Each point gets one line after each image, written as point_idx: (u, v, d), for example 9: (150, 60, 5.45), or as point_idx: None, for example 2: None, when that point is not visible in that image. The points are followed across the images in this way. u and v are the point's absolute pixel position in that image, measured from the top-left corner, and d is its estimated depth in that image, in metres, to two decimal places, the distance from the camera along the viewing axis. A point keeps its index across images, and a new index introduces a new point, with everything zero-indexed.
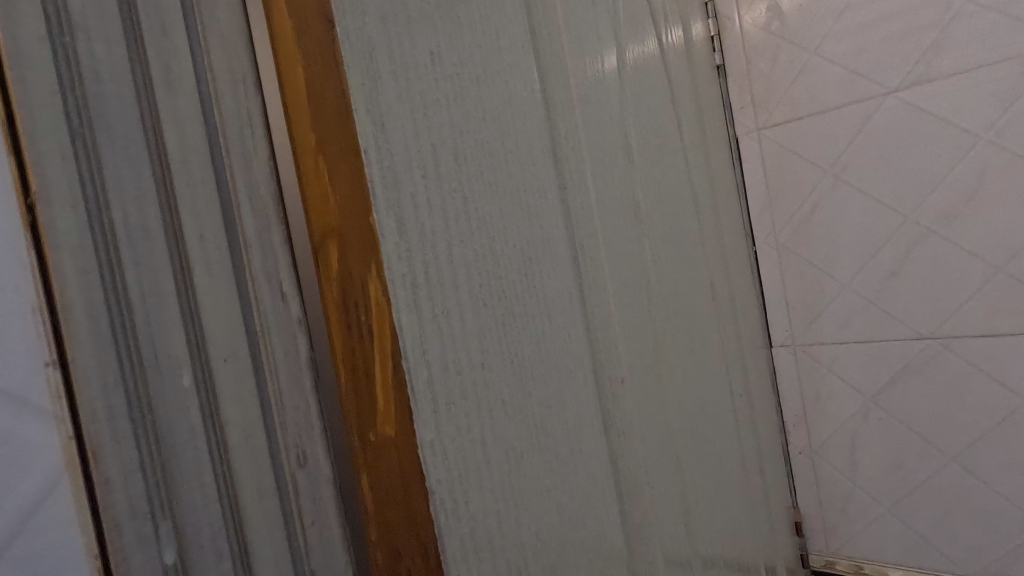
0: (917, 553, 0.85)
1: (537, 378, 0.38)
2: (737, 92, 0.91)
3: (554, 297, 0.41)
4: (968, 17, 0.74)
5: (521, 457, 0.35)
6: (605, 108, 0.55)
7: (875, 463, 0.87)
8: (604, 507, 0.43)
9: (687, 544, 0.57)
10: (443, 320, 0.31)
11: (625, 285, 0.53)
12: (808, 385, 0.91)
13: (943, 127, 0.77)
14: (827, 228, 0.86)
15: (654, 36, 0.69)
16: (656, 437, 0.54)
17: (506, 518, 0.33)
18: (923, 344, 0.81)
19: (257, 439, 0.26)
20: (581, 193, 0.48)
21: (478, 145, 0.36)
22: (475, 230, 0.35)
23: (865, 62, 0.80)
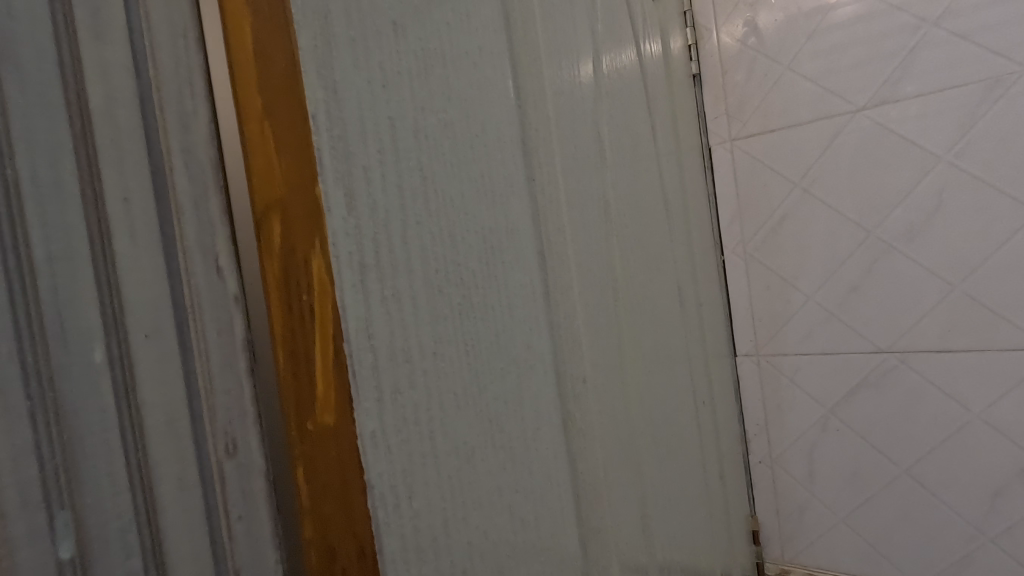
0: (866, 559, 0.98)
1: (495, 372, 0.36)
2: (712, 101, 1.06)
3: (517, 288, 0.40)
4: (886, 85, 0.90)
5: (473, 452, 0.33)
6: (580, 107, 0.57)
7: (832, 471, 1.00)
8: (559, 506, 0.42)
9: (641, 541, 0.59)
10: (393, 305, 0.30)
11: (590, 280, 0.54)
12: (769, 393, 1.05)
13: (908, 146, 0.90)
14: (794, 238, 1.00)
15: (633, 44, 0.76)
16: (616, 436, 0.56)
17: (455, 517, 0.32)
18: (882, 357, 0.94)
19: (180, 424, 0.24)
20: (551, 187, 0.48)
21: (443, 123, 0.34)
22: (435, 213, 0.33)
23: (832, 81, 0.94)
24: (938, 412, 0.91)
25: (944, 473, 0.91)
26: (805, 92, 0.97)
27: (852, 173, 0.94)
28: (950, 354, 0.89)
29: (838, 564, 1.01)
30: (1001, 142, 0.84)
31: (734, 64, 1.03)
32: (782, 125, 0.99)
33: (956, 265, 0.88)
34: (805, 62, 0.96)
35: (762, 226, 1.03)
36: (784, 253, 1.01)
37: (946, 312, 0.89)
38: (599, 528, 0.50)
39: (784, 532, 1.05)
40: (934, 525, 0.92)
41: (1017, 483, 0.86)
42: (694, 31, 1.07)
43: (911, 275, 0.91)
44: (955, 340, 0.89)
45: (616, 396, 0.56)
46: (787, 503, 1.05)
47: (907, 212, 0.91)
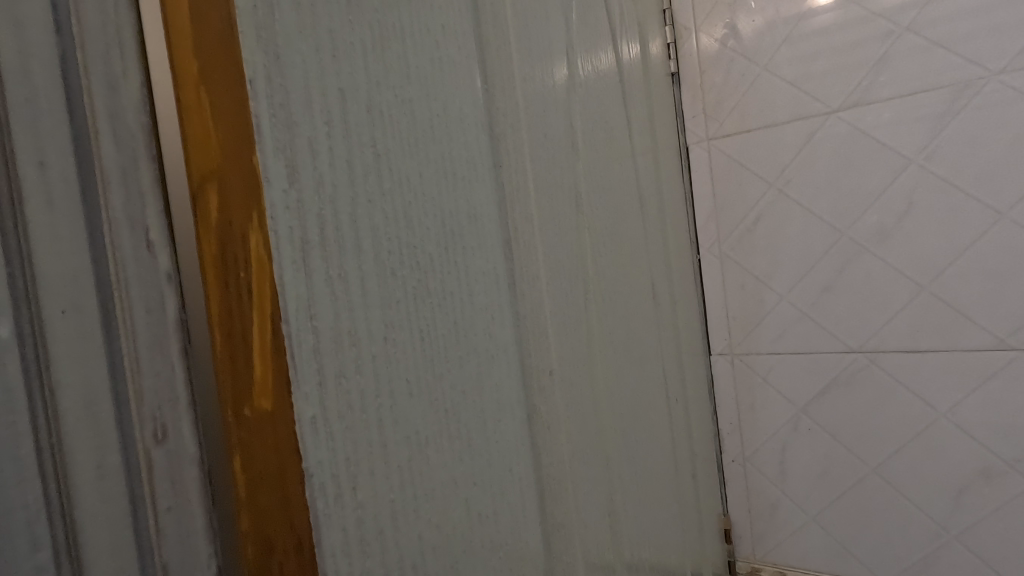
0: (836, 557, 0.99)
1: (451, 361, 0.35)
2: (690, 100, 1.06)
3: (478, 276, 0.39)
4: (859, 86, 0.91)
5: (426, 443, 0.32)
6: (552, 97, 0.56)
7: (803, 470, 1.01)
8: (520, 501, 0.41)
9: (607, 538, 0.58)
10: (340, 285, 0.28)
11: (558, 272, 0.53)
12: (742, 392, 1.05)
13: (880, 148, 0.91)
14: (769, 238, 1.01)
15: (609, 40, 0.76)
16: (584, 432, 0.55)
17: (405, 509, 0.30)
18: (853, 357, 0.95)
19: (101, 408, 0.23)
20: (518, 174, 0.47)
21: (400, 101, 0.33)
22: (388, 192, 0.31)
23: (807, 82, 0.95)
24: (906, 411, 0.92)
25: (911, 471, 0.92)
26: (781, 93, 0.97)
27: (826, 174, 0.95)
28: (917, 354, 0.90)
29: (809, 562, 1.01)
30: (968, 145, 0.85)
31: (712, 64, 1.03)
32: (759, 126, 1.00)
33: (925, 266, 0.89)
34: (781, 62, 0.97)
35: (737, 226, 1.04)
36: (759, 253, 1.02)
37: (915, 313, 0.90)
38: (563, 525, 0.49)
39: (755, 531, 1.06)
40: (901, 523, 0.93)
41: (980, 481, 0.87)
42: (673, 29, 1.07)
43: (882, 275, 0.92)
44: (923, 340, 0.90)
45: (584, 391, 0.55)
46: (759, 502, 1.05)
47: (879, 213, 0.91)
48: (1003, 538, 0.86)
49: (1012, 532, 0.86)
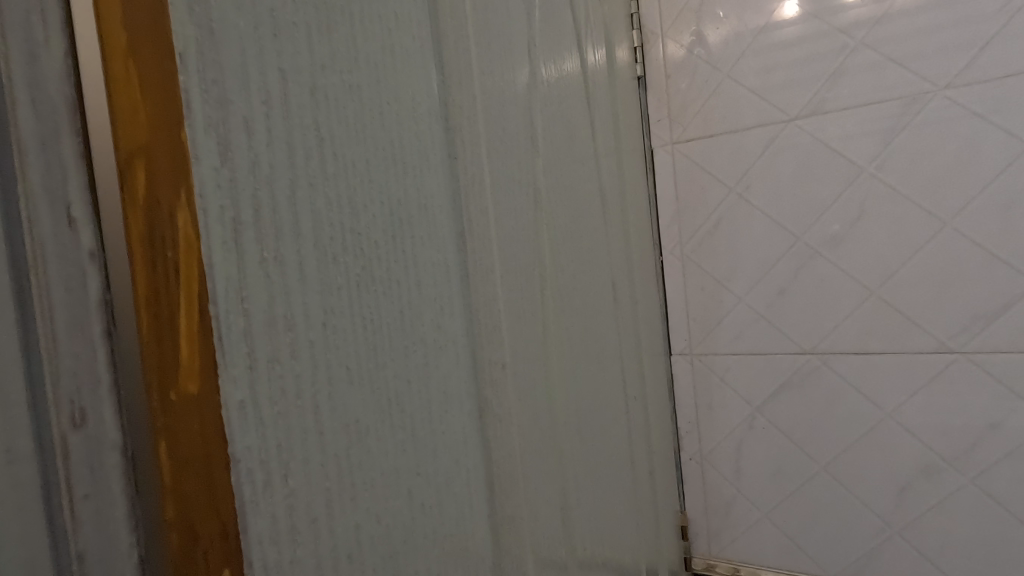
0: (787, 554, 1.02)
1: (396, 350, 0.35)
2: (656, 104, 1.08)
3: (427, 266, 0.39)
4: (816, 95, 0.94)
5: (366, 432, 0.32)
6: (512, 92, 0.56)
7: (757, 468, 1.04)
8: (467, 492, 0.41)
9: (559, 534, 0.58)
10: (274, 268, 0.27)
11: (514, 266, 0.53)
12: (701, 391, 1.08)
13: (834, 156, 0.93)
14: (728, 242, 1.03)
15: (574, 42, 0.76)
16: (537, 428, 0.55)
17: (341, 498, 0.30)
18: (805, 358, 0.98)
19: (13, 391, 0.21)
20: (474, 166, 0.47)
21: (347, 85, 0.33)
22: (331, 176, 0.31)
23: (767, 90, 0.98)
24: (854, 411, 0.95)
25: (857, 469, 0.95)
26: (742, 99, 1.00)
27: (782, 181, 0.98)
28: (866, 356, 0.93)
29: (761, 558, 1.04)
30: (916, 155, 0.88)
31: (678, 70, 1.06)
32: (721, 131, 1.02)
33: (875, 272, 0.92)
34: (742, 70, 1.00)
35: (699, 228, 1.06)
36: (719, 255, 1.04)
37: (864, 316, 0.93)
38: (512, 518, 0.48)
39: (711, 528, 1.09)
40: (848, 520, 0.97)
41: (922, 479, 0.91)
42: (641, 34, 1.09)
43: (833, 279, 0.95)
44: (871, 343, 0.93)
45: (537, 387, 0.56)
46: (715, 499, 1.08)
47: (832, 220, 0.94)
48: (942, 534, 0.90)
49: (950, 528, 0.89)
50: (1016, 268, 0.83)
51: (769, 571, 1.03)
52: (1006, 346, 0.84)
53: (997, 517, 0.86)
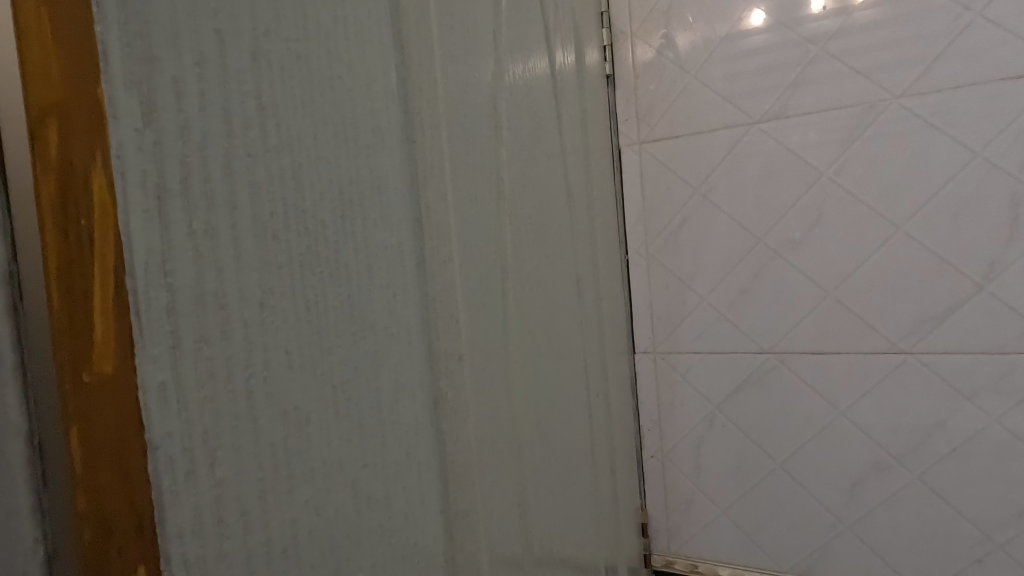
0: (744, 551, 1.04)
1: (342, 335, 0.33)
2: (624, 104, 1.09)
3: (379, 250, 0.37)
4: (779, 99, 0.96)
5: (307, 420, 0.30)
6: (476, 80, 0.55)
7: (716, 466, 1.05)
8: (418, 486, 0.40)
9: (516, 531, 0.57)
10: (205, 241, 0.25)
11: (473, 256, 0.52)
12: (663, 389, 1.09)
13: (795, 159, 0.95)
14: (692, 242, 1.04)
15: (542, 35, 0.76)
16: (495, 423, 0.54)
17: (277, 490, 0.28)
18: (764, 357, 1.00)
19: None
20: (433, 151, 0.46)
21: (294, 54, 0.31)
22: (273, 149, 0.29)
23: (733, 92, 0.99)
24: (811, 410, 0.97)
25: (811, 467, 0.97)
26: (708, 101, 1.01)
27: (744, 184, 0.99)
28: (822, 355, 0.95)
29: (718, 555, 1.06)
30: (873, 161, 0.90)
31: (646, 70, 1.06)
32: (687, 132, 1.03)
33: (832, 274, 0.94)
34: (709, 73, 1.01)
35: (664, 228, 1.07)
36: (683, 255, 1.05)
37: (821, 317, 0.95)
38: (467, 514, 0.47)
39: (671, 524, 1.10)
40: (802, 517, 0.99)
41: (872, 476, 0.93)
42: (611, 32, 1.09)
43: (792, 281, 0.97)
44: (827, 343, 0.95)
45: (496, 381, 0.55)
46: (675, 496, 1.09)
47: (791, 222, 0.96)
48: (890, 529, 0.92)
49: (898, 524, 0.92)
50: (963, 272, 0.85)
51: (726, 567, 1.05)
52: (953, 347, 0.87)
53: (941, 512, 0.89)
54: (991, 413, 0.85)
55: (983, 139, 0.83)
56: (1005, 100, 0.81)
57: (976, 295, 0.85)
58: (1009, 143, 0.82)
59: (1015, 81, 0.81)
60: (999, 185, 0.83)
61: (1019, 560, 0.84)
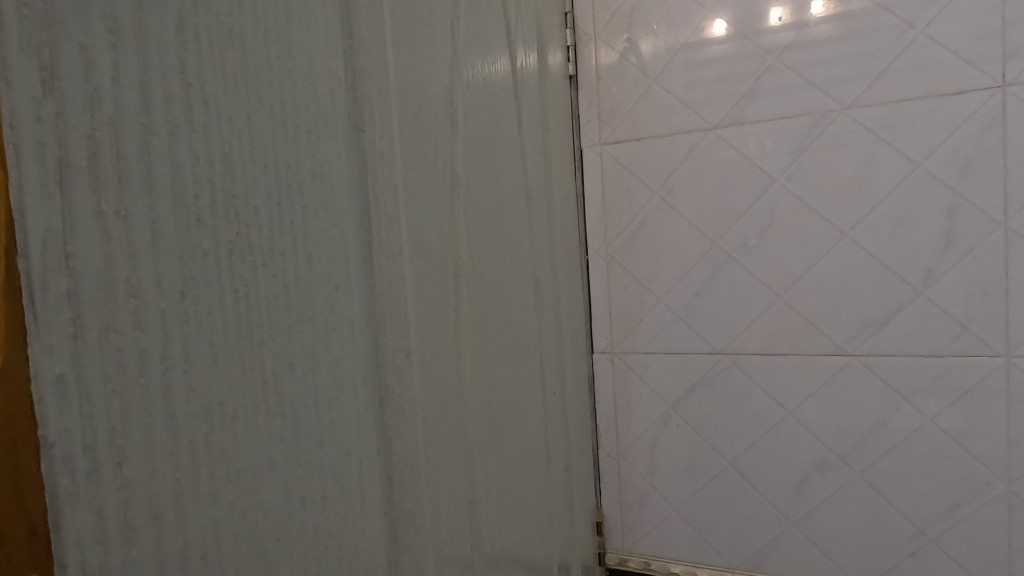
0: (695, 548, 1.06)
1: (276, 328, 0.31)
2: (586, 105, 1.10)
3: (321, 241, 0.35)
4: (735, 107, 0.98)
5: (233, 417, 0.28)
6: (431, 71, 0.54)
7: (669, 465, 1.07)
8: (358, 486, 0.39)
9: (465, 532, 0.56)
10: (116, 224, 0.23)
11: (425, 252, 0.50)
12: (620, 389, 1.10)
13: (750, 165, 0.97)
14: (650, 244, 1.06)
15: (502, 32, 0.75)
16: (444, 421, 0.53)
17: (197, 491, 0.26)
18: (717, 358, 1.02)
19: None
20: (383, 140, 0.44)
21: (226, 29, 0.29)
22: (200, 128, 0.27)
23: (692, 98, 1.01)
24: (760, 410, 0.99)
25: (760, 465, 1.00)
26: (668, 106, 1.03)
27: (701, 187, 1.01)
28: (771, 357, 0.98)
29: (670, 552, 1.08)
30: (822, 169, 0.93)
31: (608, 73, 1.07)
32: (647, 136, 1.05)
33: (782, 277, 0.96)
34: (669, 78, 1.02)
35: (623, 229, 1.08)
36: (641, 256, 1.07)
37: (771, 320, 0.98)
38: (412, 515, 0.46)
39: (625, 522, 1.11)
40: (750, 514, 1.01)
41: (817, 473, 0.96)
42: (574, 33, 1.09)
43: (745, 283, 0.99)
44: (776, 345, 0.97)
45: (447, 378, 0.54)
46: (630, 495, 1.11)
47: (744, 226, 0.98)
48: (833, 525, 0.95)
49: (840, 520, 0.95)
50: (903, 278, 0.89)
51: (678, 564, 1.07)
52: (893, 350, 0.90)
53: (879, 508, 0.92)
54: (927, 412, 0.89)
55: (923, 151, 0.87)
56: (944, 115, 0.85)
57: (915, 300, 0.89)
58: (947, 156, 0.85)
59: (953, 97, 0.84)
60: (938, 195, 0.86)
61: (949, 552, 0.88)
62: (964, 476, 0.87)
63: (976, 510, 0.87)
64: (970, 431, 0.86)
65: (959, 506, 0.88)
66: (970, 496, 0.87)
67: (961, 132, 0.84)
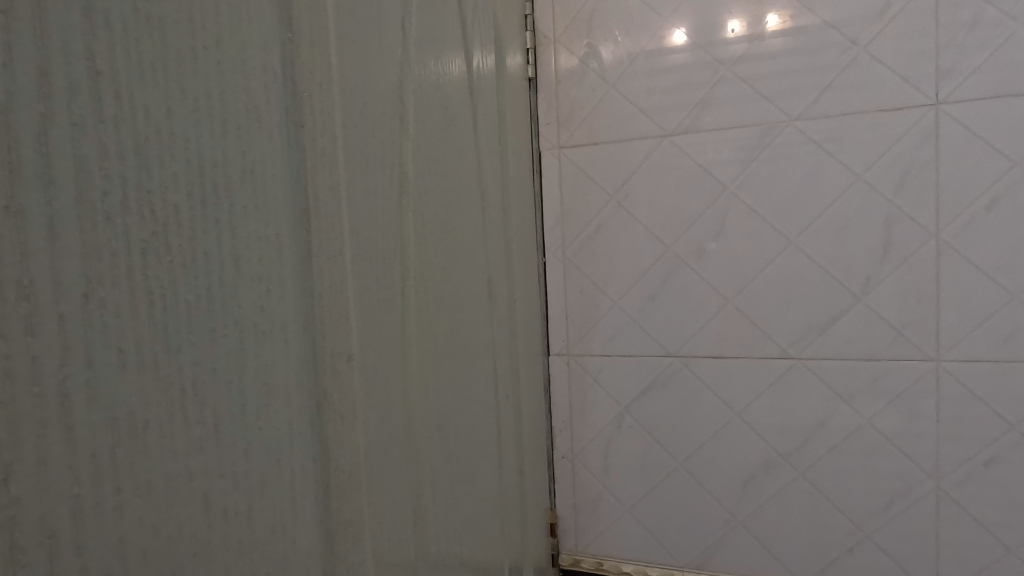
0: (646, 548, 1.07)
1: (196, 331, 0.30)
2: (545, 108, 1.10)
3: (250, 240, 0.34)
4: (689, 115, 1.00)
5: (145, 426, 0.27)
6: (378, 68, 0.52)
7: (621, 466, 1.08)
8: (290, 496, 0.37)
9: (410, 538, 0.55)
10: (5, 221, 0.22)
11: (370, 252, 0.49)
12: (575, 391, 1.11)
13: (703, 172, 0.99)
14: (606, 247, 1.07)
15: (457, 31, 0.74)
16: (389, 426, 0.51)
17: (100, 507, 0.25)
18: (669, 361, 1.03)
19: None
20: (325, 136, 0.43)
21: (143, 16, 0.28)
22: (110, 120, 0.26)
23: (649, 104, 1.02)
24: (709, 411, 1.01)
25: (709, 465, 1.02)
26: (625, 112, 1.04)
27: (656, 193, 1.03)
28: (721, 360, 1.00)
29: (622, 552, 1.09)
30: (771, 177, 0.95)
31: (568, 77, 1.08)
32: (604, 140, 1.06)
33: (732, 282, 0.99)
34: (627, 84, 1.04)
35: (580, 233, 1.09)
36: (597, 259, 1.08)
37: (720, 323, 1.00)
38: (351, 524, 0.45)
39: (579, 523, 1.12)
40: (699, 513, 1.03)
41: (762, 473, 0.99)
42: (534, 36, 1.09)
43: (696, 288, 1.01)
44: (725, 348, 1.00)
45: (392, 382, 0.52)
46: (584, 496, 1.11)
47: (697, 231, 1.00)
48: (777, 522, 0.98)
49: (784, 518, 0.98)
50: (845, 285, 0.92)
51: (629, 564, 1.08)
52: (834, 354, 0.94)
53: (820, 506, 0.96)
54: (864, 414, 0.93)
55: (864, 164, 0.90)
56: (883, 129, 0.89)
57: (855, 306, 0.92)
58: (885, 169, 0.89)
59: (892, 113, 0.88)
60: (876, 206, 0.90)
61: (883, 547, 0.92)
62: (898, 475, 0.91)
63: (909, 506, 0.91)
64: (903, 431, 0.91)
65: (892, 503, 0.92)
66: (902, 493, 0.91)
67: (898, 147, 0.89)
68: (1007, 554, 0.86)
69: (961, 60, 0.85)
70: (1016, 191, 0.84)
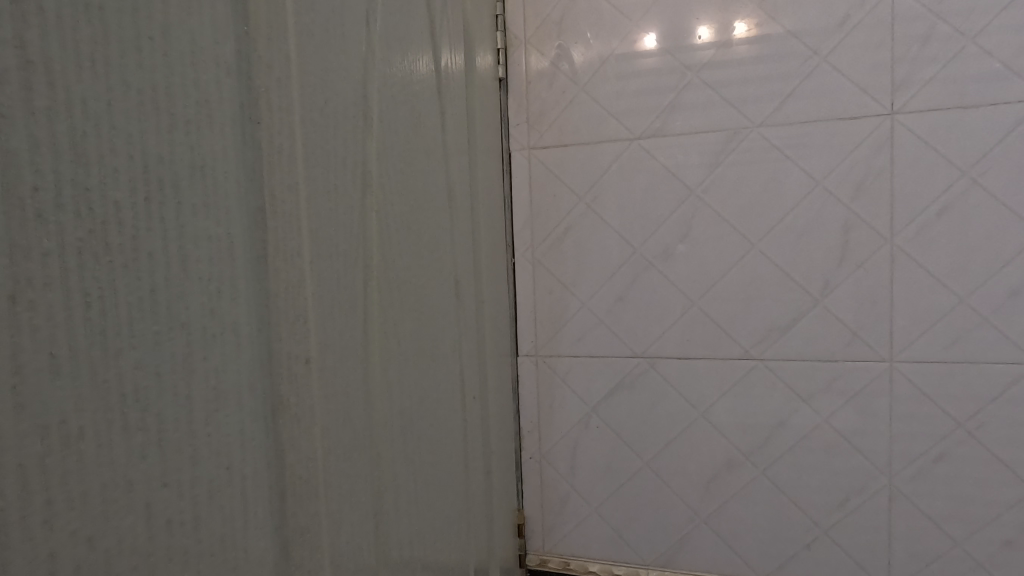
0: (612, 547, 1.08)
1: (138, 335, 0.28)
2: (516, 109, 1.10)
3: (198, 239, 0.33)
4: (657, 119, 1.01)
5: (79, 434, 0.26)
6: (341, 64, 0.51)
7: (588, 466, 1.09)
8: (241, 504, 0.36)
9: (370, 544, 0.54)
10: None
11: (330, 252, 0.48)
12: (543, 391, 1.11)
13: (670, 175, 1.01)
14: (574, 249, 1.07)
15: (425, 29, 0.73)
16: (349, 430, 0.50)
17: (27, 520, 0.24)
18: (636, 361, 1.05)
19: None
20: (282, 132, 0.41)
21: (82, 5, 0.26)
22: (42, 113, 0.24)
23: (618, 107, 1.03)
24: (674, 411, 1.03)
25: (673, 465, 1.03)
26: (595, 114, 1.05)
27: (624, 195, 1.04)
28: (685, 360, 1.02)
29: (588, 551, 1.10)
30: (735, 182, 0.97)
31: (538, 78, 1.08)
32: (574, 142, 1.06)
33: (697, 284, 1.00)
34: (596, 87, 1.04)
35: (550, 233, 1.09)
36: (566, 260, 1.08)
37: (685, 325, 1.02)
38: (307, 530, 0.44)
39: (546, 523, 1.12)
40: (664, 512, 1.05)
41: (725, 471, 1.01)
42: (505, 36, 1.09)
43: (662, 290, 1.02)
44: (690, 349, 1.01)
45: (353, 384, 0.51)
46: (551, 496, 1.12)
47: (664, 234, 1.02)
48: (739, 519, 1.00)
49: (746, 515, 1.00)
50: (805, 287, 0.95)
51: (595, 563, 1.09)
52: (793, 355, 0.96)
53: (780, 503, 0.98)
54: (822, 413, 0.95)
55: (824, 170, 0.93)
56: (842, 136, 0.92)
57: (814, 308, 0.95)
58: (843, 175, 0.92)
59: (850, 121, 0.91)
60: (834, 211, 0.93)
61: (839, 542, 0.95)
62: (853, 472, 0.94)
63: (863, 502, 0.94)
64: (858, 430, 0.94)
65: (848, 500, 0.95)
66: (857, 490, 0.94)
67: (855, 154, 0.91)
68: (953, 547, 0.90)
69: (915, 72, 0.88)
70: (965, 200, 0.87)
